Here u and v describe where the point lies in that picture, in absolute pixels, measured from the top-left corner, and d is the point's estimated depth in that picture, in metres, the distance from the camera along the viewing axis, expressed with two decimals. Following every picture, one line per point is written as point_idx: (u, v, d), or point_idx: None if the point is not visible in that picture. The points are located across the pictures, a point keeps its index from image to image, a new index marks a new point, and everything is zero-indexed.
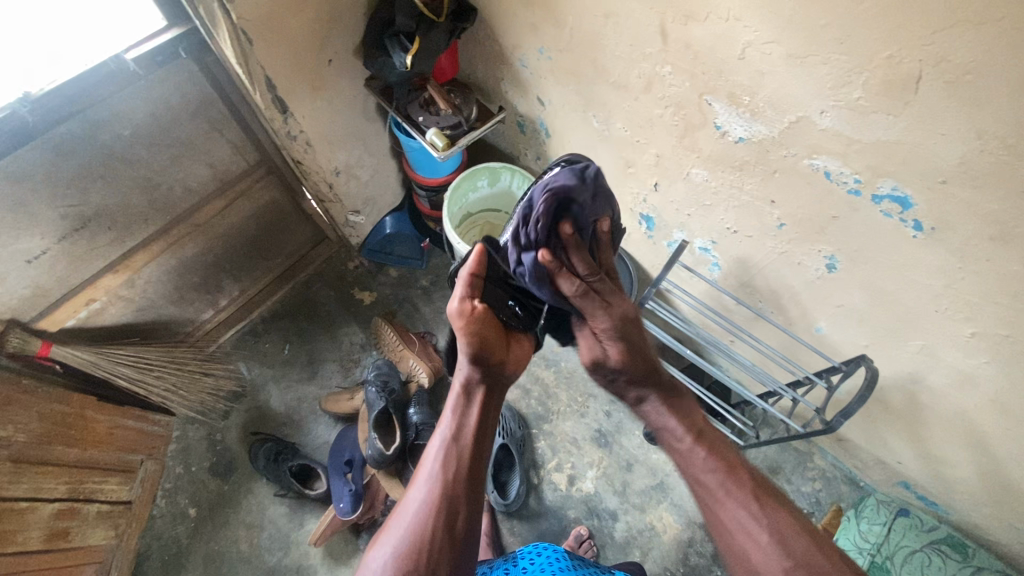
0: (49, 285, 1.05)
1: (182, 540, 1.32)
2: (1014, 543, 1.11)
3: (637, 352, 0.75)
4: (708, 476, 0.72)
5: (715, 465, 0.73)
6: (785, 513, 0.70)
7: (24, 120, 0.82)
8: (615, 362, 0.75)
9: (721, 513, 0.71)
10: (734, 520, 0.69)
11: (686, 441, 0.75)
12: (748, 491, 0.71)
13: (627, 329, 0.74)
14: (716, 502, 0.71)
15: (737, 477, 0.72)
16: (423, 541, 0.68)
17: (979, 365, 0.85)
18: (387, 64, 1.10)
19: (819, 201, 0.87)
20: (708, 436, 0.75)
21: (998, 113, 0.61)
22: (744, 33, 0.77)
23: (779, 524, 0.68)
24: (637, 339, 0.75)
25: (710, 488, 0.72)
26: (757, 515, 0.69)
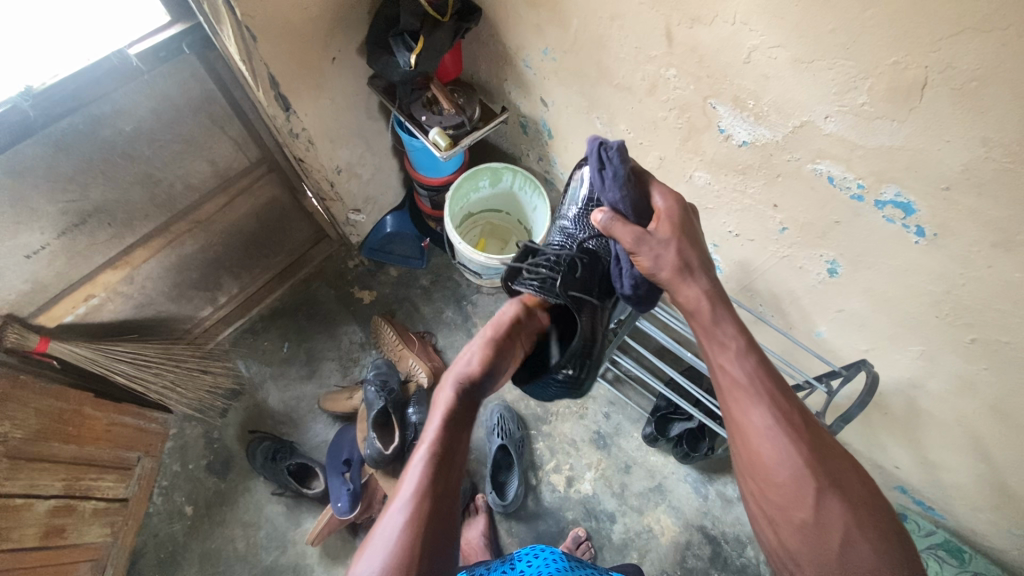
0: (48, 280, 1.04)
1: (178, 538, 1.32)
2: (1010, 549, 1.11)
3: (687, 227, 0.81)
4: (754, 382, 0.73)
5: (765, 379, 0.73)
6: (818, 443, 0.70)
7: (25, 114, 0.81)
8: (661, 233, 0.80)
9: (751, 417, 0.72)
10: (766, 424, 0.71)
11: (736, 341, 0.76)
12: (785, 410, 0.71)
13: (683, 213, 0.82)
14: (747, 400, 0.72)
15: (781, 390, 0.73)
16: (410, 558, 0.63)
17: (979, 371, 0.85)
18: (390, 64, 1.09)
19: (822, 206, 0.87)
20: (756, 350, 0.76)
21: (1002, 122, 0.61)
22: (750, 37, 0.77)
23: (813, 447, 0.69)
24: (685, 223, 0.82)
25: (750, 392, 0.73)
26: (795, 436, 0.70)
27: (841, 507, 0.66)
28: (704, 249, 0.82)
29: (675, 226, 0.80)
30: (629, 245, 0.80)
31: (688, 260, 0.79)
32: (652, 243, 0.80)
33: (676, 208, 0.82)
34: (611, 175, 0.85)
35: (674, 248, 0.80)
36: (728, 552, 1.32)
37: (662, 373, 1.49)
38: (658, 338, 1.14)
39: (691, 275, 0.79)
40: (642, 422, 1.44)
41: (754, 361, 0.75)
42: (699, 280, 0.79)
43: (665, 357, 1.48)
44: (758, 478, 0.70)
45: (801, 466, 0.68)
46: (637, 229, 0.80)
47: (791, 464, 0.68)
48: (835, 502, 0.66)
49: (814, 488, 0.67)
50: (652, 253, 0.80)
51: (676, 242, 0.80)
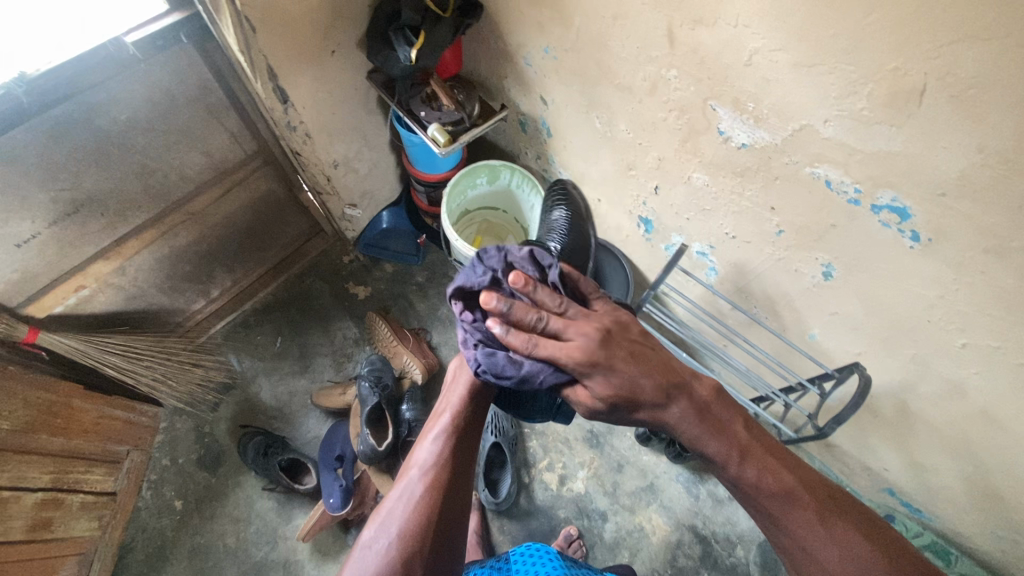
0: (38, 269, 1.03)
1: (167, 533, 1.31)
2: (994, 551, 1.13)
3: (621, 375, 0.69)
4: (764, 500, 0.67)
5: (769, 484, 0.67)
6: (843, 518, 0.65)
7: (19, 100, 0.79)
8: (604, 396, 0.69)
9: (788, 540, 0.66)
10: (799, 542, 0.65)
11: (731, 465, 0.68)
12: (810, 509, 0.65)
13: (599, 363, 0.69)
14: (779, 525, 0.66)
15: (797, 491, 0.67)
16: (425, 515, 0.73)
17: (969, 375, 0.87)
18: (390, 58, 1.09)
19: (819, 209, 0.88)
20: (755, 450, 0.69)
21: (999, 129, 0.62)
22: (752, 40, 0.77)
23: (855, 546, 0.63)
24: (618, 365, 0.69)
25: (773, 515, 0.66)
26: (821, 526, 0.64)
27: None
28: (655, 365, 0.71)
29: (601, 383, 0.69)
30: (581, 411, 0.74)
31: (649, 406, 0.70)
32: (592, 405, 0.71)
33: (591, 366, 0.68)
34: (475, 351, 0.77)
35: (624, 401, 0.69)
36: (718, 552, 1.33)
37: None
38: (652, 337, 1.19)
39: (658, 412, 0.70)
40: (635, 422, 1.44)
41: (756, 468, 0.67)
42: (675, 408, 0.70)
43: None
44: None
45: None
46: (585, 403, 0.72)
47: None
48: None
49: None
50: (613, 412, 0.72)
51: (624, 401, 0.69)
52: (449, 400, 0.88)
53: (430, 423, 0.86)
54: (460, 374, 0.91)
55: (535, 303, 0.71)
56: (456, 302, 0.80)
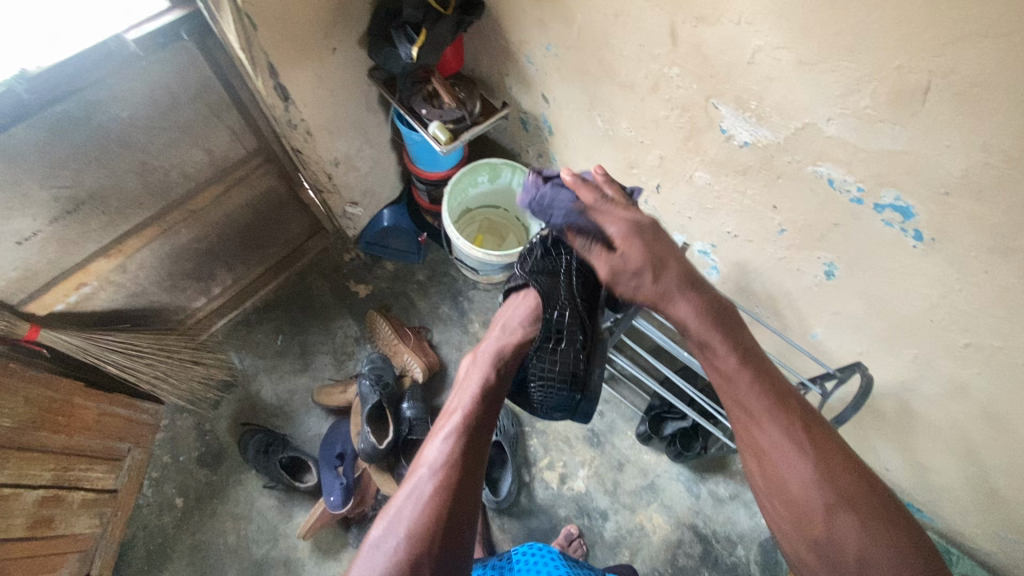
0: (39, 267, 1.03)
1: (168, 530, 1.31)
2: (995, 551, 1.13)
3: (657, 250, 0.81)
4: (755, 402, 0.79)
5: (766, 393, 0.79)
6: (824, 436, 0.77)
7: (20, 98, 0.79)
8: (632, 262, 0.80)
9: (758, 438, 0.79)
10: (770, 442, 0.78)
11: (731, 363, 0.81)
12: (794, 424, 0.78)
13: (641, 232, 0.80)
14: (755, 425, 0.79)
15: (786, 407, 0.79)
16: (434, 515, 0.73)
17: (972, 375, 0.86)
18: (392, 56, 1.09)
19: (822, 208, 0.87)
20: (757, 363, 0.81)
21: (1002, 127, 0.62)
22: (755, 38, 0.77)
23: (826, 458, 0.76)
24: (654, 242, 0.80)
25: (756, 414, 0.79)
26: (808, 447, 0.76)
27: (853, 523, 0.72)
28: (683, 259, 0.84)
29: (638, 247, 0.79)
30: (606, 278, 0.81)
31: (666, 286, 0.81)
32: (620, 266, 0.80)
33: (635, 228, 0.80)
34: (535, 198, 0.86)
35: (648, 273, 0.80)
36: (719, 551, 1.33)
37: (656, 372, 1.45)
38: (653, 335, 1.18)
39: (673, 299, 0.82)
40: (636, 421, 1.44)
41: (754, 378, 0.80)
42: (686, 303, 0.82)
43: (660, 357, 1.47)
44: (777, 501, 0.77)
45: (812, 480, 0.75)
46: (609, 262, 0.80)
47: (800, 475, 0.75)
48: (848, 522, 0.72)
49: (824, 505, 0.73)
50: (628, 285, 0.81)
51: (649, 267, 0.80)
52: (461, 396, 0.88)
53: (441, 420, 0.87)
54: (473, 375, 0.92)
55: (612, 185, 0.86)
56: (530, 174, 0.92)
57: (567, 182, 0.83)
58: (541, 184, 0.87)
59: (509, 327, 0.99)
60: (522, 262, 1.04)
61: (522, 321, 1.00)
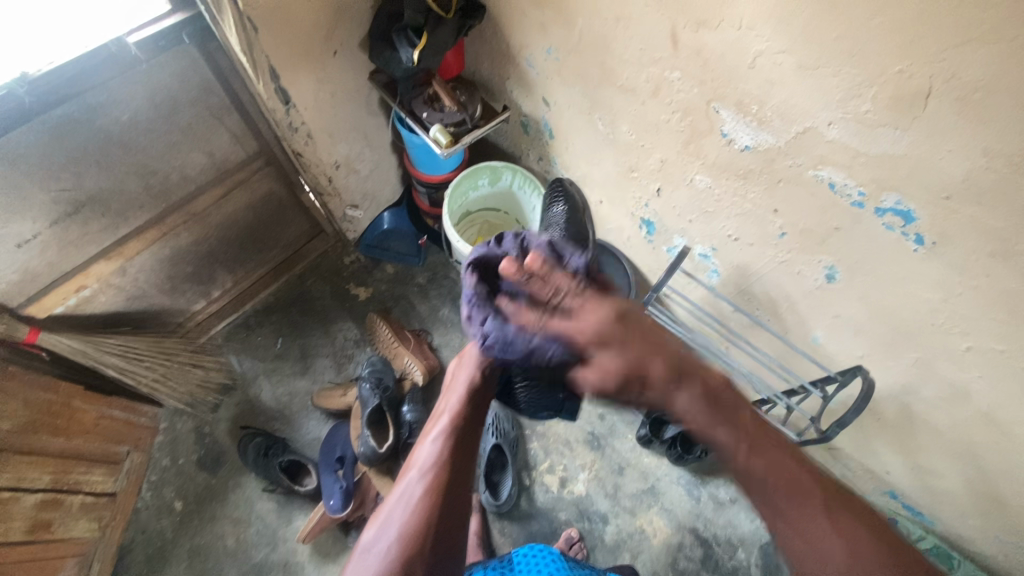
0: (39, 269, 1.03)
1: (166, 534, 1.30)
2: (997, 555, 1.13)
3: (636, 359, 0.72)
4: (771, 490, 0.66)
5: (776, 476, 0.66)
6: (848, 512, 0.65)
7: (21, 101, 0.79)
8: (610, 367, 0.74)
9: (788, 531, 0.65)
10: (795, 530, 0.65)
11: (741, 454, 0.67)
12: (816, 503, 0.65)
13: (611, 338, 0.74)
14: (779, 512, 0.65)
15: (803, 485, 0.66)
16: (425, 515, 0.73)
17: (972, 379, 0.87)
18: (393, 59, 1.09)
19: (823, 212, 0.88)
20: (763, 441, 0.68)
21: (1004, 132, 0.62)
22: (756, 42, 0.77)
23: (859, 541, 0.62)
24: (630, 342, 0.73)
25: (778, 505, 0.65)
26: (825, 519, 0.64)
27: None
28: (653, 335, 0.75)
29: (612, 355, 0.74)
30: (590, 391, 0.77)
31: (659, 382, 0.71)
32: (601, 383, 0.76)
33: (599, 337, 0.74)
34: (486, 325, 0.83)
35: (642, 375, 0.72)
36: (720, 555, 1.32)
37: None
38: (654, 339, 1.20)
39: (667, 392, 0.71)
40: (636, 424, 1.44)
41: (766, 461, 0.66)
42: (686, 392, 0.70)
43: None
44: None
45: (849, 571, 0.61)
46: (595, 374, 0.76)
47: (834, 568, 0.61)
48: None
49: None
50: (610, 385, 0.75)
51: (632, 376, 0.72)
52: (450, 399, 0.89)
53: (430, 424, 0.87)
54: (460, 372, 0.91)
55: (552, 270, 0.81)
56: (467, 273, 0.88)
57: (510, 304, 0.82)
58: (484, 301, 0.85)
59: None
60: None
61: None
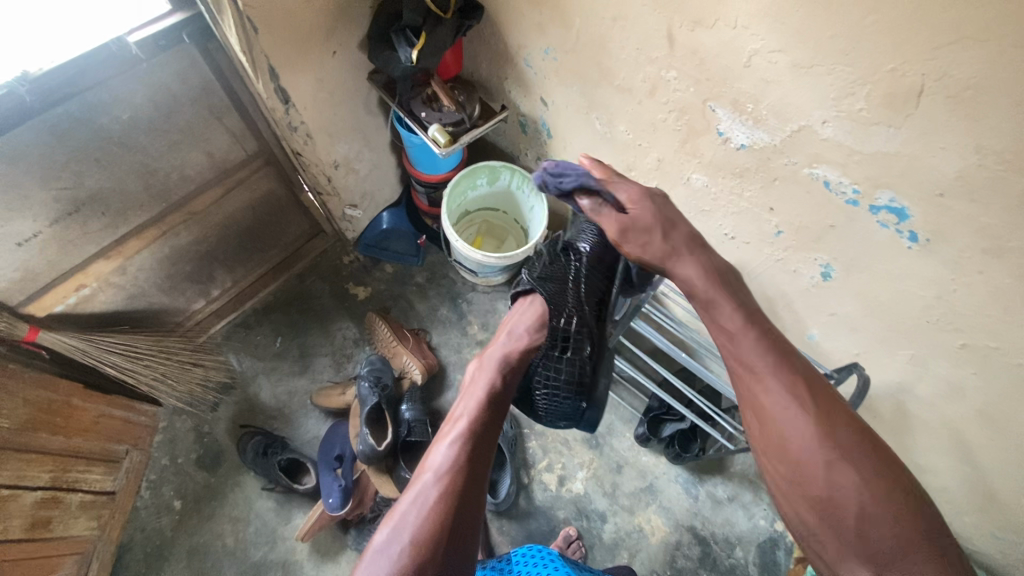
0: (39, 268, 1.03)
1: (165, 533, 1.30)
2: (993, 552, 1.13)
3: (666, 211, 0.80)
4: (760, 358, 0.74)
5: (766, 350, 0.74)
6: (825, 394, 0.73)
7: (22, 100, 0.80)
8: (643, 220, 0.78)
9: (764, 397, 0.73)
10: (771, 397, 0.72)
11: (737, 323, 0.76)
12: (790, 375, 0.73)
13: (651, 195, 0.80)
14: (756, 377, 0.74)
15: (786, 363, 0.74)
16: (439, 521, 0.74)
17: (967, 375, 0.87)
18: (392, 60, 1.10)
19: (818, 210, 0.88)
20: (760, 321, 0.77)
21: (995, 129, 0.62)
22: (751, 41, 0.78)
23: (826, 411, 0.71)
24: (664, 207, 0.80)
25: (758, 371, 0.74)
26: (799, 395, 0.72)
27: (853, 476, 0.67)
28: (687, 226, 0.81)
29: (647, 207, 0.79)
30: (614, 237, 0.79)
31: (675, 244, 0.78)
32: (630, 225, 0.78)
33: (643, 192, 0.80)
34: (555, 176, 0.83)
35: (659, 232, 0.78)
36: (717, 553, 1.33)
37: (654, 374, 1.46)
38: (652, 338, 1.20)
39: (681, 258, 0.78)
40: (634, 423, 1.44)
41: (757, 338, 0.75)
42: (696, 265, 0.78)
43: (657, 359, 1.48)
44: (775, 456, 0.72)
45: (813, 435, 0.70)
46: (624, 220, 0.78)
47: (802, 431, 0.70)
48: (847, 469, 0.68)
49: (829, 457, 0.69)
50: (638, 241, 0.78)
51: (659, 226, 0.78)
52: (468, 402, 0.89)
53: (446, 425, 0.87)
54: (479, 378, 0.93)
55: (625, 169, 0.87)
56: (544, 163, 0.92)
57: (582, 165, 0.83)
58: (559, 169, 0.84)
59: (516, 332, 0.99)
60: (528, 268, 1.02)
61: (527, 328, 1.00)
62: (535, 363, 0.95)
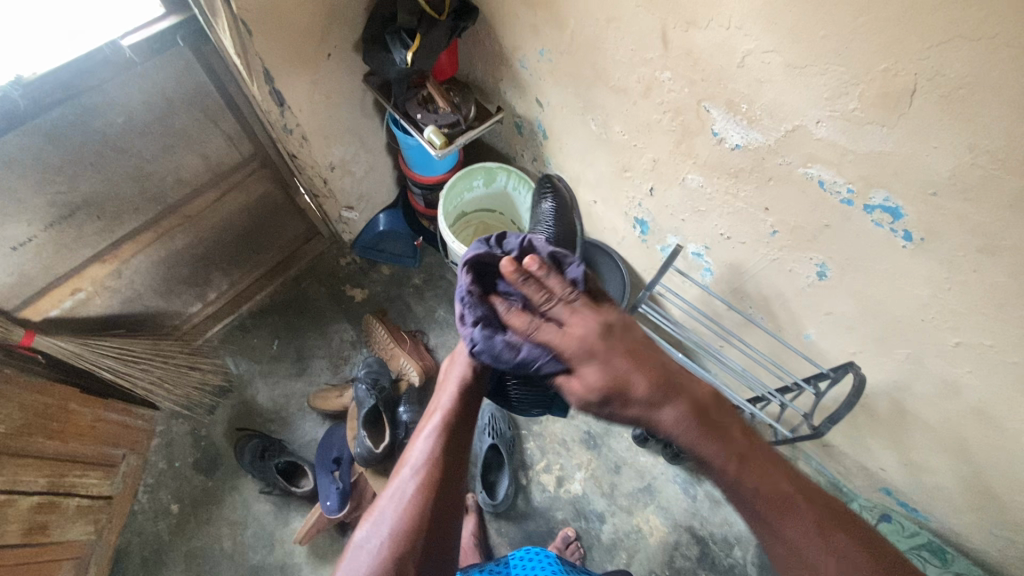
0: (35, 272, 1.03)
1: (163, 537, 1.30)
2: (990, 550, 1.14)
3: (621, 356, 0.68)
4: (760, 504, 0.67)
5: (765, 492, 0.67)
6: (839, 525, 0.67)
7: (15, 103, 0.79)
8: (595, 382, 0.67)
9: (781, 547, 0.67)
10: (788, 541, 0.66)
11: (731, 469, 0.67)
12: (808, 517, 0.67)
13: (594, 350, 0.68)
14: (772, 528, 0.67)
15: (790, 499, 0.68)
16: (416, 514, 0.75)
17: (962, 374, 0.87)
18: (387, 61, 1.10)
19: (813, 209, 0.88)
20: (757, 458, 0.69)
21: (987, 128, 0.63)
22: (744, 42, 0.78)
23: (844, 546, 0.65)
24: (615, 349, 0.68)
25: (770, 522, 0.67)
26: (820, 538, 0.66)
27: None
28: (648, 351, 0.69)
29: (594, 370, 0.67)
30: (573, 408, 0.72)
31: (648, 398, 0.67)
32: (585, 398, 0.69)
33: (585, 349, 0.68)
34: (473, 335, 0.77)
35: (620, 385, 0.67)
36: (716, 553, 1.33)
37: None
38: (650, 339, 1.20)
39: (658, 409, 0.67)
40: (632, 423, 1.45)
41: (757, 478, 0.67)
42: (672, 409, 0.67)
43: None
44: None
45: None
46: (581, 394, 0.69)
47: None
48: None
49: None
50: (604, 413, 0.69)
51: (614, 394, 0.67)
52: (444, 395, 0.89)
53: (424, 421, 0.88)
54: (454, 370, 0.93)
55: (552, 276, 0.72)
56: (465, 272, 0.80)
57: (503, 303, 0.76)
58: (478, 301, 0.78)
59: None
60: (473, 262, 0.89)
61: None
62: None
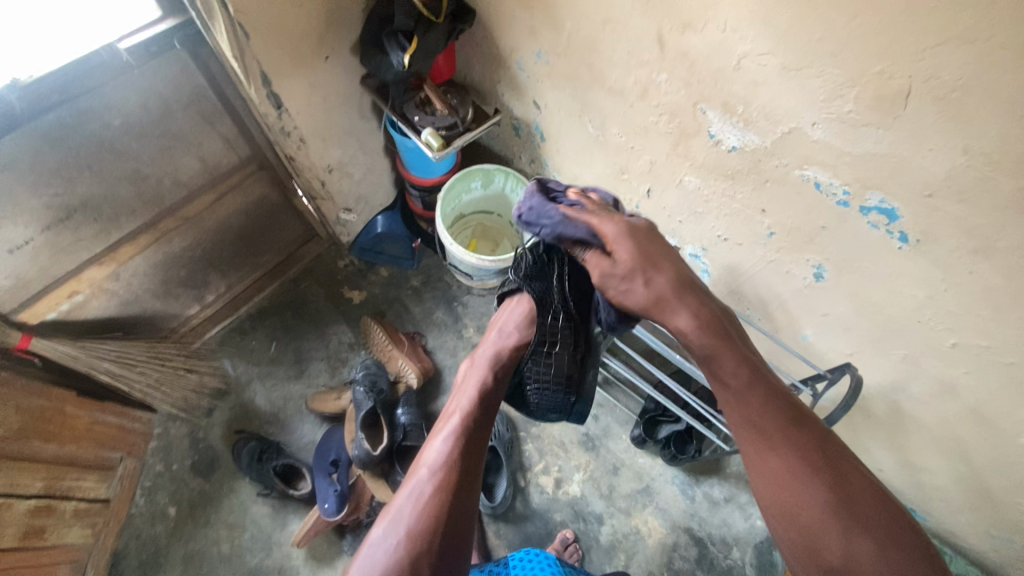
0: (31, 275, 1.03)
1: (161, 540, 1.30)
2: (987, 550, 1.14)
3: (651, 252, 0.83)
4: (765, 420, 0.73)
5: (771, 406, 0.73)
6: (840, 467, 0.70)
7: (12, 106, 0.80)
8: (625, 261, 0.82)
9: (769, 462, 0.71)
10: (778, 463, 0.70)
11: (737, 379, 0.76)
12: (806, 450, 0.71)
13: (635, 234, 0.84)
14: (762, 445, 0.72)
15: (793, 427, 0.72)
16: (433, 514, 0.75)
17: (959, 375, 0.88)
18: (383, 63, 1.10)
19: (809, 211, 0.89)
20: (765, 376, 0.77)
21: (982, 131, 0.63)
22: (740, 44, 0.78)
23: (842, 484, 0.69)
24: (645, 244, 0.84)
25: (763, 434, 0.73)
26: (810, 466, 0.69)
27: (872, 546, 0.65)
28: (672, 260, 0.85)
29: (628, 247, 0.83)
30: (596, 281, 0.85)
31: (659, 288, 0.81)
32: (609, 270, 0.83)
33: (625, 230, 0.84)
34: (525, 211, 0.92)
35: (641, 277, 0.82)
36: (715, 554, 1.33)
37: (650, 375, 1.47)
38: (649, 341, 1.20)
39: (672, 306, 0.80)
40: (630, 424, 1.45)
41: (762, 393, 0.74)
42: (685, 310, 0.79)
43: (653, 360, 1.48)
44: (788, 531, 0.69)
45: (824, 505, 0.67)
46: (604, 268, 0.84)
47: (814, 503, 0.68)
48: (865, 543, 0.65)
49: (841, 527, 0.66)
50: (622, 288, 0.82)
51: (642, 267, 0.81)
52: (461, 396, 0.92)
53: (440, 422, 0.89)
54: (472, 375, 0.95)
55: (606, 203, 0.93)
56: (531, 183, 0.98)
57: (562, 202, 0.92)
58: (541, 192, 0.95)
59: (506, 329, 1.00)
60: (515, 266, 1.01)
61: (516, 325, 1.00)
62: (523, 359, 0.98)
